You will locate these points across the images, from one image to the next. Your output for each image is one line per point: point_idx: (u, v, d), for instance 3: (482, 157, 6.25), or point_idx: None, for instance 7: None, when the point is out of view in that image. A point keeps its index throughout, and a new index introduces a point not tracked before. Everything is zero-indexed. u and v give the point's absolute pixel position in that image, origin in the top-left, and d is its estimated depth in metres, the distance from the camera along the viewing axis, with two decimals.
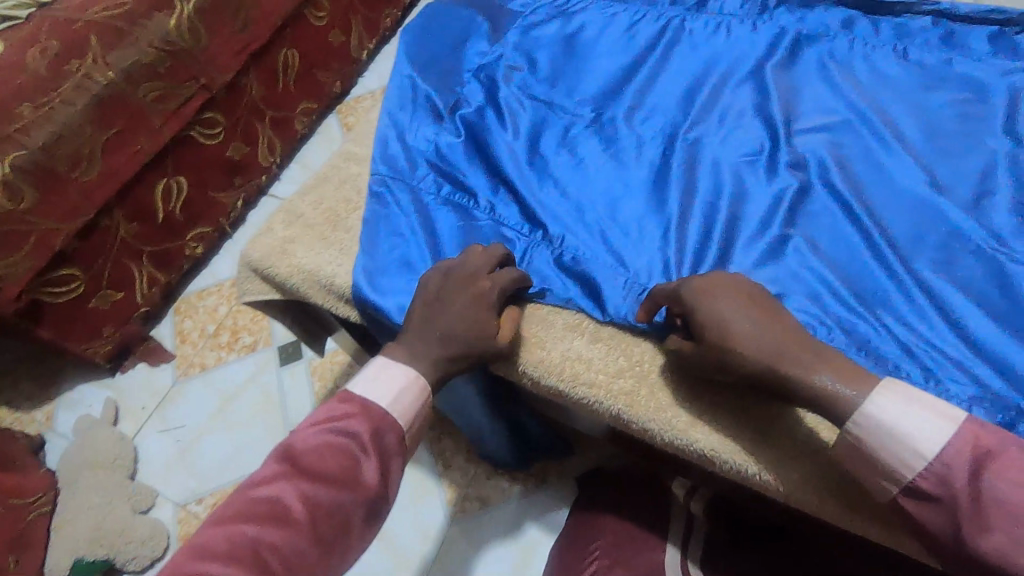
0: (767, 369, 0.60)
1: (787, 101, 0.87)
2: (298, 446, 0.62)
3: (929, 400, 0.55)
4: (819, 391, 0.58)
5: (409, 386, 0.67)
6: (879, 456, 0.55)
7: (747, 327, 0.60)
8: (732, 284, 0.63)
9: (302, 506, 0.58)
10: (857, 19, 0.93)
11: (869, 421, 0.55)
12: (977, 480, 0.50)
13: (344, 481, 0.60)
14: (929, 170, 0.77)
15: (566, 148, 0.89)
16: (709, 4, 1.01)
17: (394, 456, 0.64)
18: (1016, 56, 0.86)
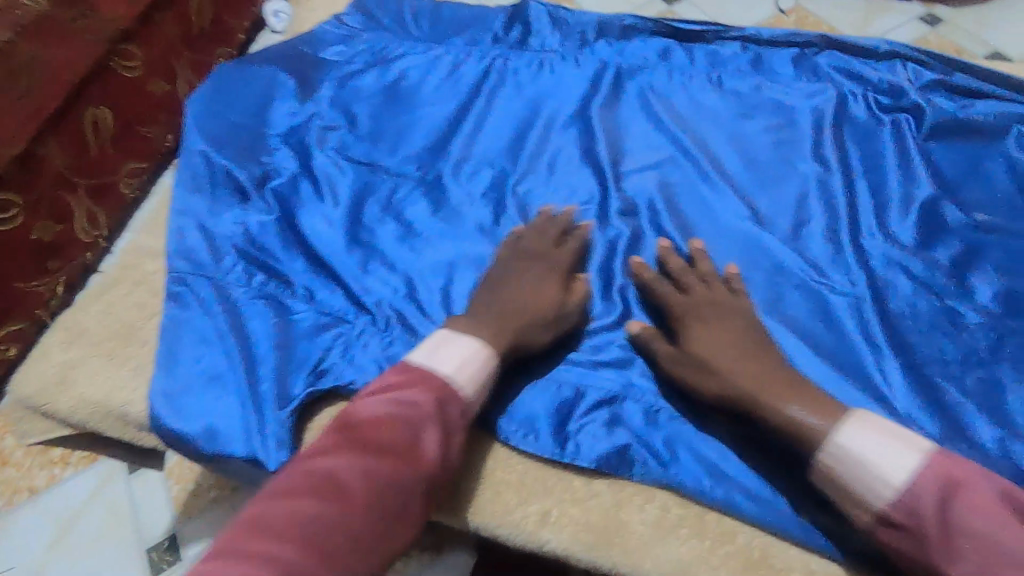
0: (733, 398, 0.60)
1: (614, 145, 0.86)
2: (359, 416, 0.59)
3: (898, 430, 0.55)
4: (789, 423, 0.57)
5: (473, 354, 0.63)
6: (852, 488, 0.54)
7: (723, 354, 0.62)
8: (709, 315, 0.66)
9: (359, 479, 0.54)
10: (673, 48, 0.93)
11: (839, 451, 0.55)
12: (947, 508, 0.50)
13: (402, 453, 0.56)
14: (748, 202, 0.79)
15: (392, 214, 0.81)
16: (530, 42, 0.97)
17: (458, 428, 0.60)
18: (818, 77, 0.89)
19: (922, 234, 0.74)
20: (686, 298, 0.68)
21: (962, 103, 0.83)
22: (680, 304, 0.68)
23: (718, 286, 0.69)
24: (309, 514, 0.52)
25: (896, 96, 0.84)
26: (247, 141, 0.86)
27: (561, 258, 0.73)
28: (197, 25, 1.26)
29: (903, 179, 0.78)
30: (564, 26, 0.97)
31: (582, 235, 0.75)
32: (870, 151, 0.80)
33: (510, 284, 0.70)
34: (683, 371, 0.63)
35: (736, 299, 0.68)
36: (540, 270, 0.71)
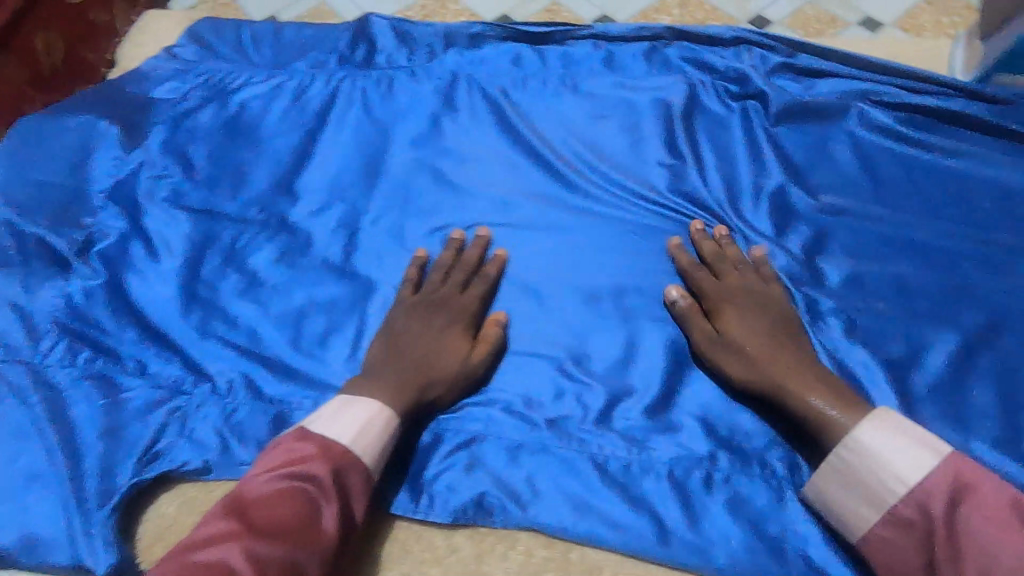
0: (759, 384, 0.59)
1: (470, 162, 0.82)
2: (249, 495, 0.52)
3: (915, 428, 0.52)
4: (814, 417, 0.56)
5: (377, 418, 0.58)
6: (864, 484, 0.52)
7: (753, 340, 0.61)
8: (745, 299, 0.64)
9: (250, 567, 0.47)
10: (525, 54, 0.90)
11: (859, 447, 0.52)
12: (955, 510, 0.47)
13: (297, 533, 0.50)
14: (607, 209, 0.77)
15: (234, 264, 0.75)
16: (377, 58, 0.92)
17: (359, 498, 0.55)
18: (670, 70, 0.87)
19: (775, 225, 0.74)
20: (720, 285, 0.67)
21: (806, 85, 0.84)
22: (716, 286, 0.67)
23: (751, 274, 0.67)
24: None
25: (745, 83, 0.83)
26: (63, 205, 0.79)
27: (465, 301, 0.68)
28: (46, 64, 0.96)
29: (755, 170, 0.77)
30: (411, 39, 0.92)
31: (469, 265, 0.71)
32: (722, 144, 0.80)
33: (414, 336, 0.65)
34: (711, 352, 0.63)
35: (771, 286, 0.66)
36: (445, 319, 0.66)
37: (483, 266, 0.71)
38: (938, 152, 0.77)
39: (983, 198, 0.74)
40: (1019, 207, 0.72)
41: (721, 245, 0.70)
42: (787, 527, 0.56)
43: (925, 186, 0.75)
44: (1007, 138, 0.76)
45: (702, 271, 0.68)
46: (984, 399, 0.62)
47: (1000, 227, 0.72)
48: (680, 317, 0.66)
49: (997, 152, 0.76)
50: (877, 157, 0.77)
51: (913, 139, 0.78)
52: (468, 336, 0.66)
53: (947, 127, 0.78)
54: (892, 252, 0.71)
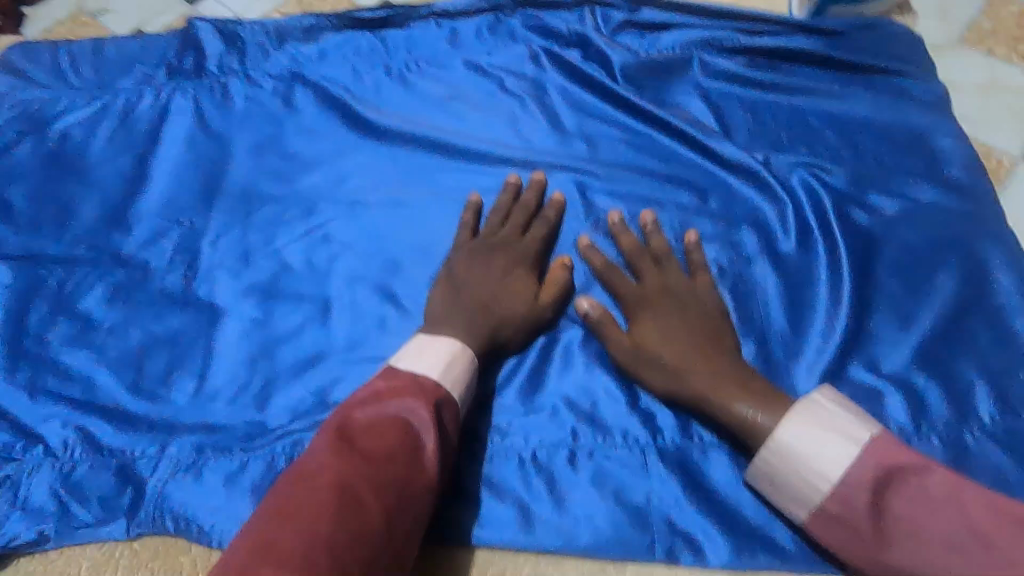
0: (683, 394, 0.57)
1: (314, 162, 0.76)
2: (352, 427, 0.49)
3: (837, 421, 0.50)
4: (743, 425, 0.54)
5: (459, 358, 0.56)
6: (790, 482, 0.50)
7: (674, 349, 0.58)
8: (662, 305, 0.61)
9: (372, 494, 0.44)
10: (365, 41, 0.85)
11: (779, 448, 0.51)
12: (881, 497, 0.47)
13: (407, 462, 0.47)
14: (459, 197, 0.73)
15: (63, 311, 0.68)
16: (206, 65, 0.84)
17: (452, 434, 0.52)
18: (514, 41, 0.83)
19: (631, 186, 0.72)
20: (637, 290, 0.63)
21: (650, 39, 0.81)
22: (631, 294, 0.63)
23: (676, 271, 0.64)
24: (321, 538, 0.41)
25: (588, 47, 0.81)
26: None
27: (526, 243, 0.66)
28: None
29: (606, 136, 0.76)
30: (241, 40, 0.85)
31: (530, 207, 0.69)
32: (571, 113, 0.78)
33: (477, 277, 0.63)
34: (630, 366, 0.59)
35: (699, 286, 0.62)
36: (506, 260, 0.64)
37: (541, 210, 0.69)
38: (784, 93, 0.76)
39: (828, 133, 0.74)
40: (859, 137, 0.73)
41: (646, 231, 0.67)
42: (650, 492, 0.56)
43: (772, 128, 0.75)
44: (846, 70, 0.77)
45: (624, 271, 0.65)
46: (838, 332, 0.63)
47: (845, 160, 0.72)
48: (569, 296, 0.64)
49: (838, 85, 0.76)
50: (725, 106, 0.76)
51: (757, 81, 0.77)
52: (535, 275, 0.65)
53: (788, 65, 0.78)
54: (743, 200, 0.70)
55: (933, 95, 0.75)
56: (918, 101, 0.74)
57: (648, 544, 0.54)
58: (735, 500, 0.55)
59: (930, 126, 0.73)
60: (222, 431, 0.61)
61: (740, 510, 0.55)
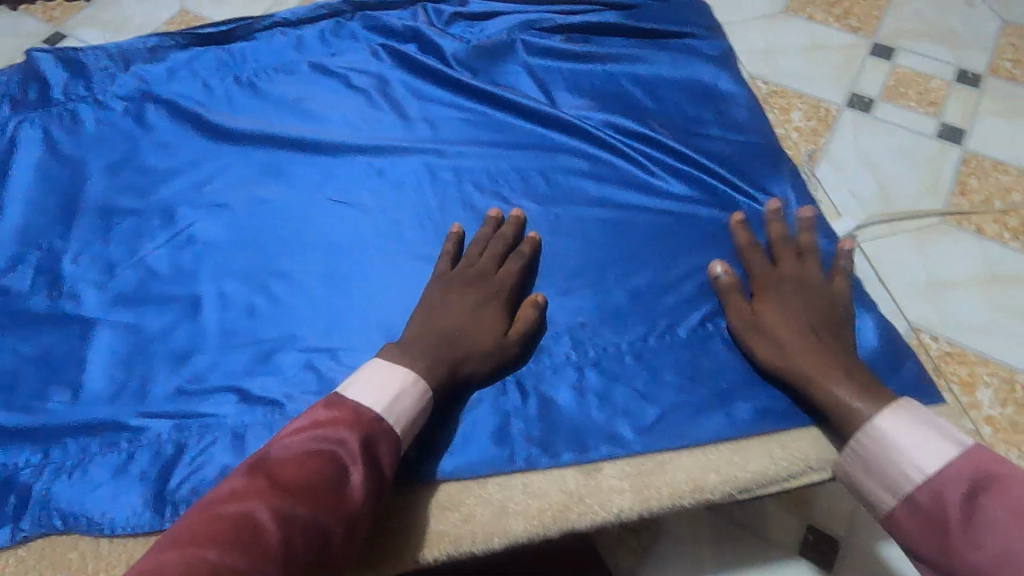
0: (785, 370, 0.61)
1: (173, 174, 0.80)
2: (278, 456, 0.52)
3: (940, 422, 0.53)
4: (834, 404, 0.58)
5: (409, 390, 0.58)
6: (883, 470, 0.53)
7: (784, 326, 0.62)
8: (787, 289, 0.65)
9: (276, 522, 0.47)
10: (212, 55, 0.89)
11: (878, 435, 0.54)
12: (973, 500, 0.48)
13: (326, 495, 0.50)
14: (316, 185, 0.78)
15: None
16: (51, 93, 0.86)
17: (385, 471, 0.55)
18: (356, 41, 0.90)
19: (472, 156, 0.79)
20: (772, 269, 0.67)
21: (478, 28, 0.90)
22: (766, 271, 0.67)
23: (814, 266, 0.68)
24: (217, 563, 0.43)
25: (421, 40, 0.88)
26: None
27: (501, 279, 0.68)
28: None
29: (447, 116, 0.83)
30: (86, 66, 0.87)
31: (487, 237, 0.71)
32: (413, 100, 0.85)
33: (448, 311, 0.65)
34: (743, 332, 0.65)
35: (827, 282, 0.66)
36: (476, 296, 0.66)
37: (501, 229, 0.72)
38: (597, 61, 0.86)
39: (636, 91, 0.84)
40: (662, 91, 0.84)
41: (790, 226, 0.71)
42: (507, 414, 0.63)
43: (589, 91, 0.84)
44: (648, 37, 0.88)
45: (766, 253, 0.70)
46: (655, 257, 0.72)
47: (654, 111, 0.83)
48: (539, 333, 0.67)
49: (642, 49, 0.87)
50: (548, 77, 0.86)
51: (573, 53, 0.86)
52: (507, 310, 0.67)
53: (598, 36, 0.88)
54: (570, 155, 0.79)
55: (720, 50, 0.88)
56: (707, 56, 0.87)
57: (509, 456, 0.61)
58: (579, 406, 0.64)
59: (718, 76, 0.85)
60: (102, 432, 0.63)
61: (582, 414, 0.63)
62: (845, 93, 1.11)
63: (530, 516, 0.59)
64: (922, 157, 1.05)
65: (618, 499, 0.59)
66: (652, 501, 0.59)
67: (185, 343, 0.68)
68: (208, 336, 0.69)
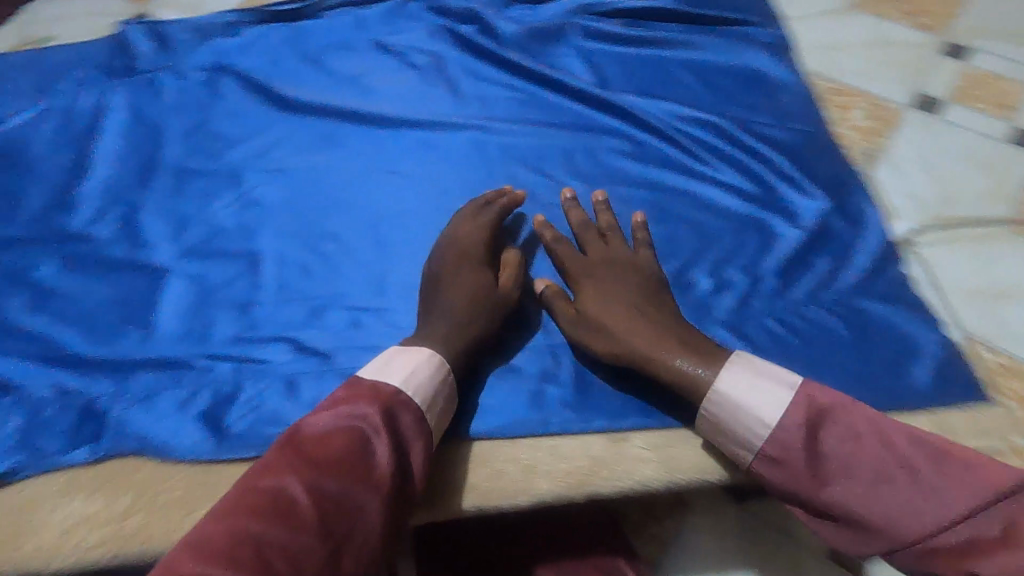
0: (625, 357, 0.62)
1: (241, 140, 0.86)
2: (309, 432, 0.54)
3: (770, 368, 0.58)
4: (676, 376, 0.59)
5: (423, 362, 0.59)
6: (732, 429, 0.57)
7: (618, 315, 0.63)
8: (601, 272, 0.66)
9: (308, 496, 0.49)
10: (280, 31, 0.94)
11: (721, 402, 0.57)
12: (816, 438, 0.54)
13: (354, 468, 0.51)
14: (372, 155, 0.82)
15: (20, 283, 0.76)
16: (138, 63, 0.93)
17: (410, 443, 0.55)
18: (415, 21, 0.93)
19: (521, 134, 0.82)
20: (585, 259, 0.68)
21: (533, 11, 0.92)
22: (576, 262, 0.68)
23: (620, 243, 0.69)
24: (258, 535, 0.46)
25: (479, 21, 0.91)
26: None
27: (479, 242, 0.69)
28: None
29: (498, 96, 0.86)
30: (169, 41, 0.95)
31: (478, 206, 0.72)
32: (466, 79, 0.88)
33: (451, 286, 0.66)
34: (584, 336, 0.64)
35: (634, 253, 0.68)
36: (455, 262, 0.67)
37: (499, 199, 0.72)
38: (649, 46, 0.87)
39: (686, 75, 0.84)
40: (714, 77, 0.84)
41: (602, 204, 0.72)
42: (542, 379, 0.65)
43: (639, 74, 0.85)
44: (701, 24, 0.88)
45: (575, 247, 0.70)
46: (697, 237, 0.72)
47: (704, 95, 0.82)
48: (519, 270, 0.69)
49: (695, 36, 0.87)
50: (600, 60, 0.87)
51: (625, 37, 0.87)
52: (489, 267, 0.68)
53: (651, 23, 0.89)
54: (618, 136, 0.80)
55: (775, 39, 0.87)
56: (761, 44, 0.86)
57: (542, 419, 0.63)
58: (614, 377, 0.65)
59: (771, 65, 0.84)
60: (169, 368, 0.69)
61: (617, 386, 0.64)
62: (912, 95, 1.06)
63: (557, 478, 0.61)
64: (990, 162, 1.00)
65: (644, 470, 0.61)
66: (676, 474, 0.61)
67: (248, 294, 0.74)
68: (268, 289, 0.74)
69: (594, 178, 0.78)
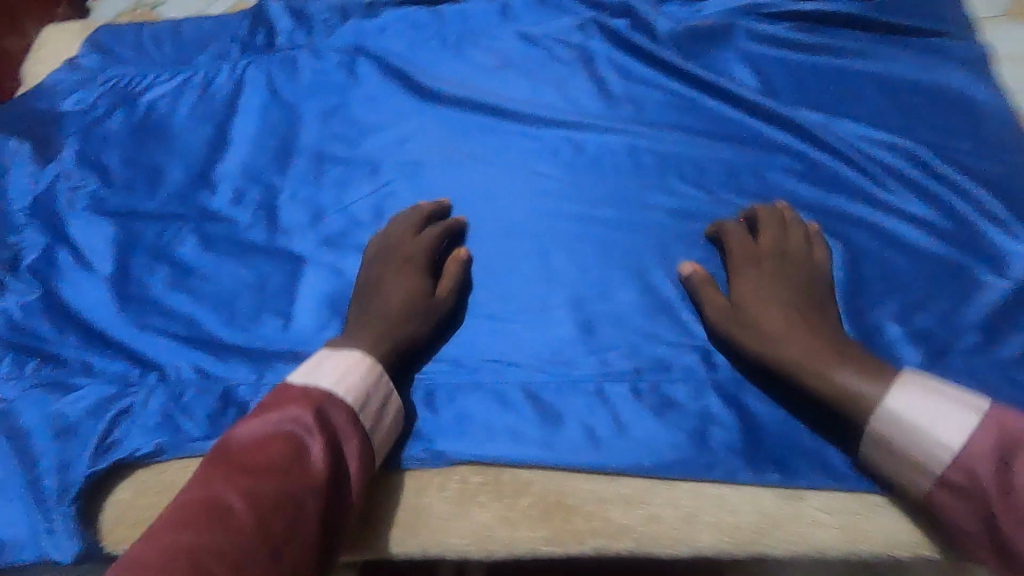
0: (776, 364, 0.58)
1: (380, 130, 0.83)
2: (236, 442, 0.53)
3: (952, 389, 0.51)
4: (837, 390, 0.55)
5: (358, 364, 0.59)
6: (902, 448, 0.51)
7: (772, 316, 0.60)
8: (765, 267, 0.63)
9: (245, 499, 0.48)
10: (420, 15, 0.91)
11: (893, 418, 0.51)
12: (1008, 470, 0.47)
13: (290, 469, 0.51)
14: (516, 156, 0.79)
15: (163, 259, 0.76)
16: (278, 41, 0.92)
17: (348, 440, 0.55)
18: (563, 12, 0.88)
19: (679, 144, 0.76)
20: (752, 249, 0.65)
21: (694, 7, 0.85)
22: (743, 251, 0.65)
23: (798, 236, 0.65)
24: (193, 544, 0.45)
25: (633, 16, 0.85)
26: None
27: (415, 247, 0.69)
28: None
29: (653, 99, 0.80)
30: (309, 20, 0.93)
31: (421, 214, 0.72)
32: (617, 78, 0.82)
33: (388, 284, 0.67)
34: (733, 330, 0.61)
35: (810, 252, 0.64)
36: (394, 264, 0.68)
37: (426, 212, 0.73)
38: (825, 55, 0.79)
39: (867, 90, 0.76)
40: (901, 93, 0.75)
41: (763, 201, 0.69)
42: (705, 419, 0.60)
43: (813, 86, 0.77)
44: (886, 33, 0.79)
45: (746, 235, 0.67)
46: (884, 277, 0.64)
47: (889, 115, 0.74)
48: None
49: (878, 47, 0.78)
50: (768, 68, 0.79)
51: (798, 44, 0.80)
52: (426, 271, 0.68)
53: (827, 28, 0.81)
54: (789, 155, 0.73)
55: (974, 54, 0.77)
56: (958, 60, 0.76)
57: (708, 462, 0.57)
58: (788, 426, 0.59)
59: (970, 84, 0.75)
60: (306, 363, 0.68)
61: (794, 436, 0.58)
62: None
63: (723, 531, 0.55)
64: None
65: (824, 535, 0.55)
66: (862, 545, 0.54)
67: None
68: None
69: (761, 199, 0.71)
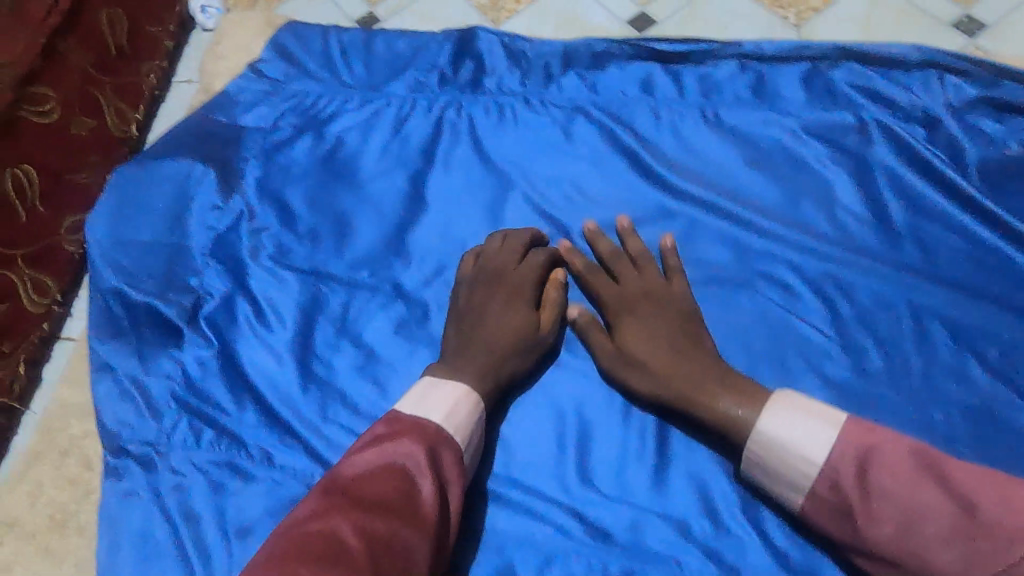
0: (670, 396, 0.60)
1: (600, 222, 0.72)
2: (347, 475, 0.51)
3: (804, 403, 0.53)
4: (719, 418, 0.57)
5: (463, 401, 0.58)
6: (781, 472, 0.53)
7: (666, 357, 0.61)
8: (640, 306, 0.64)
9: (362, 536, 0.46)
10: (656, 75, 0.78)
11: (766, 442, 0.53)
12: (865, 475, 0.49)
13: (403, 507, 0.49)
14: (770, 285, 0.66)
15: (349, 337, 0.69)
16: (485, 82, 0.81)
17: (451, 481, 0.53)
18: (834, 101, 0.73)
19: (978, 315, 0.62)
20: (618, 290, 0.66)
21: (1011, 126, 0.68)
22: (613, 293, 0.66)
23: (657, 268, 0.67)
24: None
25: (932, 127, 0.69)
26: (165, 272, 0.73)
27: (521, 276, 0.67)
28: (113, 43, 0.91)
29: (947, 245, 0.65)
30: (523, 61, 0.81)
31: (520, 235, 0.69)
32: (902, 208, 0.67)
33: (486, 314, 0.65)
34: (616, 366, 0.63)
35: (667, 282, 0.66)
36: (502, 294, 0.66)
37: (530, 237, 0.70)
38: None
39: None
40: None
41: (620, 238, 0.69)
42: None
43: None
44: None
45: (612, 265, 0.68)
46: None
47: None
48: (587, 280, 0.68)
49: None
50: None
51: None
52: (531, 305, 0.66)
53: None
54: None
55: None
56: None
57: None
58: None
59: None
60: (509, 509, 0.61)
61: None
62: None
63: None
64: None
65: None
66: None
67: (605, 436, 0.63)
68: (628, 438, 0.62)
69: None
